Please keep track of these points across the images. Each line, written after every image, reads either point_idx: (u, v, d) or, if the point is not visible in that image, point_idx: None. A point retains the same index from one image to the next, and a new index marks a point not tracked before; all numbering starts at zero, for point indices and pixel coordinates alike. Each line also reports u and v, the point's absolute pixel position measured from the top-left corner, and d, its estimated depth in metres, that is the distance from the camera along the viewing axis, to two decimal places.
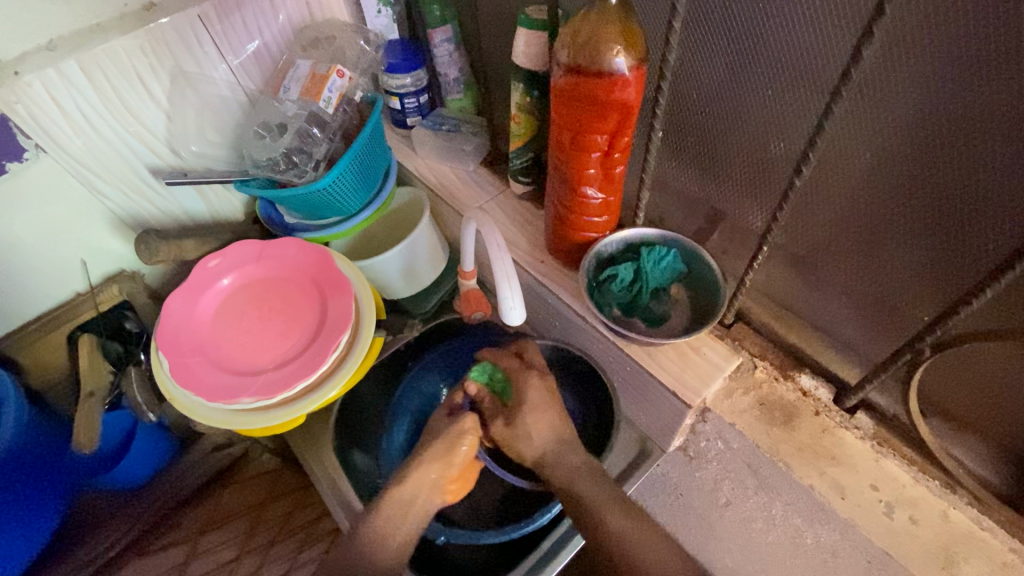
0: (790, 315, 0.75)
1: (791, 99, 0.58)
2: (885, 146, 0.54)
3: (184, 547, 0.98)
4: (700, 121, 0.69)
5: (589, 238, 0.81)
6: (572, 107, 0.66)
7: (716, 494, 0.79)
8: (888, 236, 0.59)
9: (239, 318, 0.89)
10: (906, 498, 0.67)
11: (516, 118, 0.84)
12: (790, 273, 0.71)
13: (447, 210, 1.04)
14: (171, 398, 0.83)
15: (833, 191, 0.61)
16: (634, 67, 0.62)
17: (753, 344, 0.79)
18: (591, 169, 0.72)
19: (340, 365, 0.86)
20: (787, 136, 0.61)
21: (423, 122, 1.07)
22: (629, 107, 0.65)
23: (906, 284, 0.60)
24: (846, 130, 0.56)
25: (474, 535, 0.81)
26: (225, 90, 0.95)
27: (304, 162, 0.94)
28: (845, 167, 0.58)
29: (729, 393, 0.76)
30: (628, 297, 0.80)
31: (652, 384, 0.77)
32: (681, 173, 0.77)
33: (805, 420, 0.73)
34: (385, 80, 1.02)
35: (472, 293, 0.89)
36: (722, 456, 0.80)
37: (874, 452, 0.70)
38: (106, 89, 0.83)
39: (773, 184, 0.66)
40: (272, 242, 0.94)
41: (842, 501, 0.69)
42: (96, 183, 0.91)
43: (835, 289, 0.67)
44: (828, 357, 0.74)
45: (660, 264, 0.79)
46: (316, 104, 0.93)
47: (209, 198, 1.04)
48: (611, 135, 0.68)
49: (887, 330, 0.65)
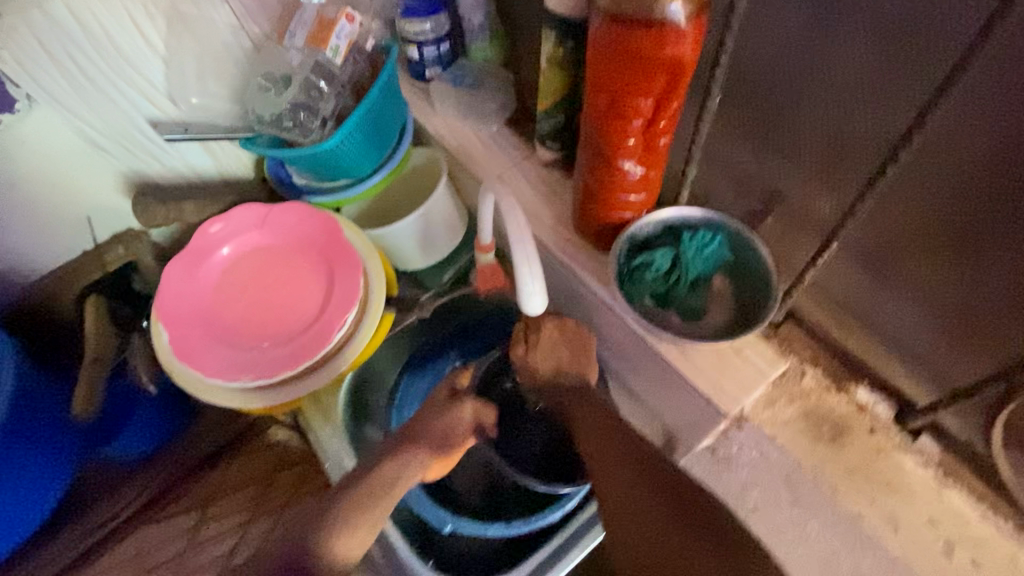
0: (854, 319, 0.65)
1: (896, 64, 0.46)
2: (1013, 134, 0.42)
3: (194, 513, 1.02)
4: (770, 88, 0.56)
5: (623, 218, 0.71)
6: (614, 66, 0.55)
7: (744, 498, 0.70)
8: (995, 245, 0.48)
9: (242, 289, 0.84)
10: (970, 538, 0.60)
11: (547, 74, 0.72)
12: (859, 272, 0.61)
13: (465, 175, 0.94)
14: (174, 370, 0.81)
15: (930, 184, 0.49)
16: (694, 16, 0.51)
17: (804, 348, 0.70)
18: (631, 139, 0.62)
19: (346, 344, 0.80)
20: (880, 111, 0.49)
21: (443, 74, 0.95)
22: (682, 66, 0.54)
23: (1008, 302, 0.50)
24: (963, 110, 0.44)
25: (481, 527, 0.77)
26: (228, 35, 0.87)
27: (309, 119, 0.85)
28: (952, 156, 0.47)
29: (772, 402, 0.67)
30: (663, 288, 0.71)
31: (684, 386, 0.70)
32: (736, 146, 0.65)
33: (858, 439, 0.65)
34: (402, 25, 0.89)
35: (488, 269, 0.79)
36: (755, 464, 0.69)
37: (937, 482, 0.62)
38: (98, 32, 0.74)
39: (853, 167, 0.55)
40: (278, 206, 0.87)
41: (895, 534, 0.61)
42: (95, 137, 0.85)
43: (914, 296, 0.57)
44: (893, 369, 0.65)
45: (703, 251, 0.69)
46: (321, 53, 0.83)
47: (217, 155, 0.98)
48: (657, 100, 0.57)
49: (974, 351, 0.55)
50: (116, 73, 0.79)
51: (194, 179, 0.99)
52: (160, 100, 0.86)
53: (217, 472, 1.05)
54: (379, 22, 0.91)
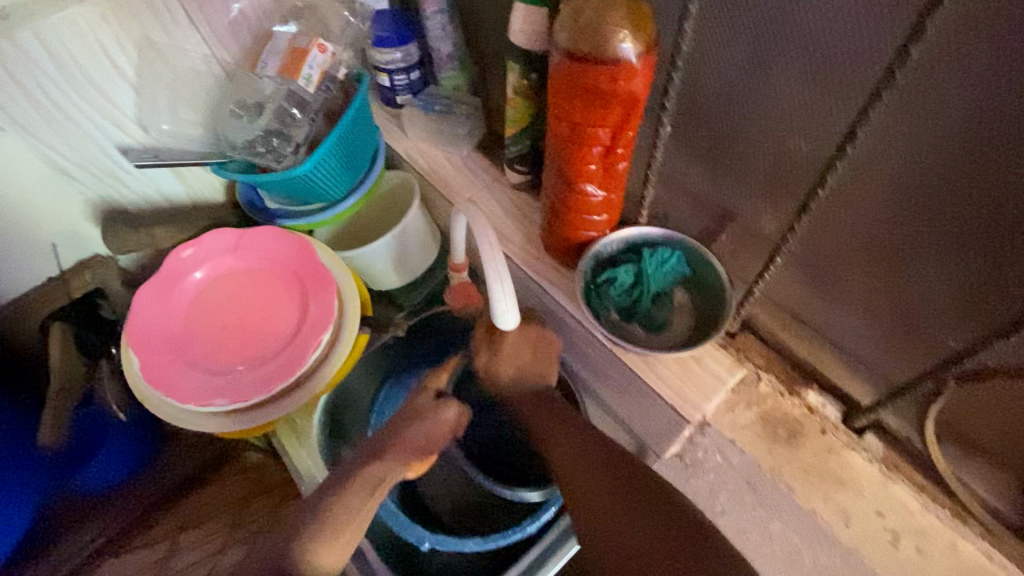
0: (802, 328, 0.70)
1: (823, 95, 0.51)
2: (923, 158, 0.47)
3: (165, 542, 1.03)
4: (716, 117, 0.62)
5: (588, 237, 0.75)
6: (571, 97, 0.60)
7: (713, 501, 0.76)
8: (916, 257, 0.53)
9: (214, 314, 0.85)
10: (915, 528, 0.64)
11: (514, 103, 0.76)
12: (803, 283, 0.66)
13: (437, 197, 0.97)
14: (144, 397, 0.80)
15: (859, 202, 0.55)
16: (642, 55, 0.56)
17: (759, 356, 0.74)
18: (591, 165, 0.66)
19: (321, 365, 0.81)
20: (811, 137, 0.54)
21: (413, 101, 0.98)
22: (635, 99, 0.58)
23: (931, 309, 0.55)
24: (879, 135, 0.49)
25: (460, 542, 0.78)
26: (200, 63, 0.88)
27: (282, 145, 0.87)
28: (876, 177, 0.52)
29: (732, 407, 0.71)
30: (627, 302, 0.75)
31: (650, 395, 0.73)
32: (690, 168, 0.70)
33: (811, 438, 0.69)
34: (372, 54, 0.92)
35: (463, 286, 0.82)
36: (719, 468, 0.73)
37: (883, 476, 0.67)
38: (67, 61, 0.75)
39: (791, 188, 0.60)
40: (251, 230, 0.88)
41: (847, 528, 0.66)
42: (63, 165, 0.84)
43: (853, 304, 0.62)
44: (839, 372, 0.70)
45: (662, 267, 0.73)
46: (295, 83, 0.85)
47: (187, 181, 0.98)
48: (613, 129, 0.62)
49: (908, 352, 0.60)
50: (86, 101, 0.80)
51: (163, 204, 0.99)
52: (130, 127, 0.87)
53: (191, 498, 1.07)
54: (350, 52, 0.93)
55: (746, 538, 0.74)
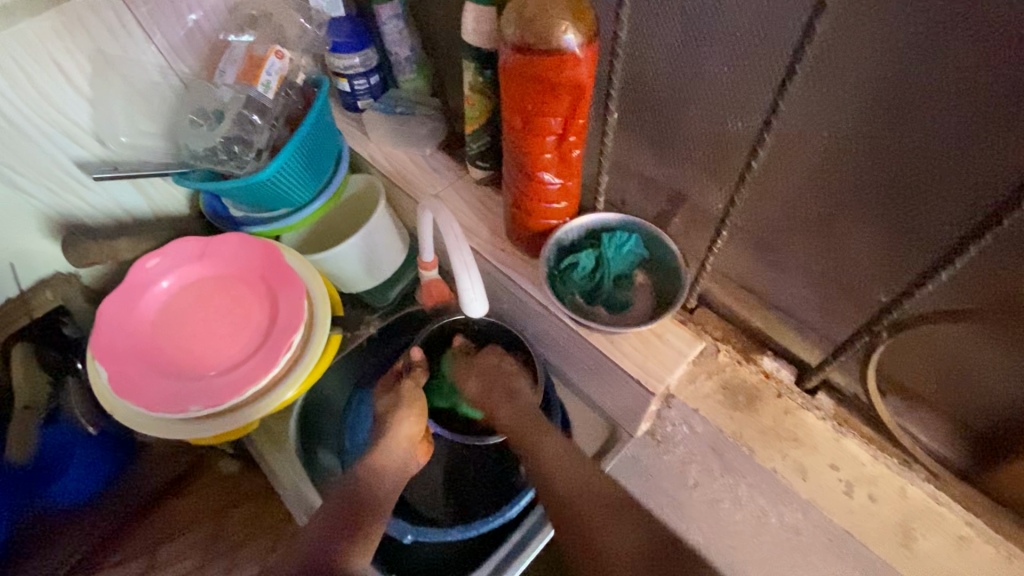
0: (753, 299, 0.75)
1: (750, 75, 0.55)
2: (841, 124, 0.52)
3: (144, 558, 1.00)
4: (659, 104, 0.66)
5: (549, 224, 0.78)
6: (524, 89, 0.63)
7: (685, 476, 0.77)
8: (846, 218, 0.57)
9: (182, 322, 0.85)
10: (867, 476, 0.69)
11: (470, 100, 0.79)
12: (749, 254, 0.70)
13: (402, 197, 0.99)
14: (113, 409, 0.79)
15: (789, 172, 0.59)
16: (585, 45, 0.59)
17: (715, 328, 0.78)
18: (546, 153, 0.69)
19: (294, 367, 0.81)
20: (742, 115, 0.59)
21: (375, 105, 1.00)
22: (582, 87, 0.62)
23: (863, 266, 0.60)
24: (802, 106, 0.53)
25: (442, 532, 0.80)
26: (156, 75, 0.88)
27: (244, 152, 0.87)
28: (800, 146, 0.56)
29: (693, 377, 0.75)
30: (590, 285, 0.79)
31: (617, 373, 0.76)
32: (640, 153, 0.74)
33: (768, 403, 0.74)
34: (331, 61, 0.94)
35: (434, 284, 0.84)
36: (687, 439, 0.77)
37: (835, 432, 0.71)
38: (19, 76, 0.74)
39: (729, 164, 0.64)
40: (216, 238, 0.88)
41: (803, 482, 0.70)
42: (19, 182, 0.83)
43: (795, 270, 0.66)
44: (792, 340, 0.74)
45: (621, 250, 0.77)
46: (253, 90, 0.85)
47: (148, 193, 0.98)
48: (565, 117, 0.65)
49: (846, 310, 0.65)
50: (40, 115, 0.79)
51: (125, 217, 0.98)
52: (86, 140, 0.86)
53: (167, 509, 1.05)
54: (309, 58, 0.94)
55: (720, 509, 0.74)
